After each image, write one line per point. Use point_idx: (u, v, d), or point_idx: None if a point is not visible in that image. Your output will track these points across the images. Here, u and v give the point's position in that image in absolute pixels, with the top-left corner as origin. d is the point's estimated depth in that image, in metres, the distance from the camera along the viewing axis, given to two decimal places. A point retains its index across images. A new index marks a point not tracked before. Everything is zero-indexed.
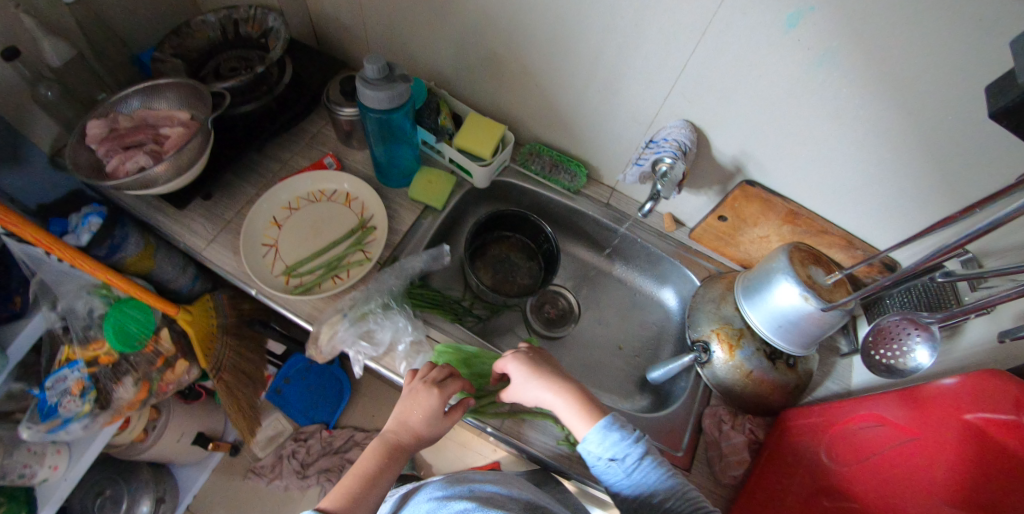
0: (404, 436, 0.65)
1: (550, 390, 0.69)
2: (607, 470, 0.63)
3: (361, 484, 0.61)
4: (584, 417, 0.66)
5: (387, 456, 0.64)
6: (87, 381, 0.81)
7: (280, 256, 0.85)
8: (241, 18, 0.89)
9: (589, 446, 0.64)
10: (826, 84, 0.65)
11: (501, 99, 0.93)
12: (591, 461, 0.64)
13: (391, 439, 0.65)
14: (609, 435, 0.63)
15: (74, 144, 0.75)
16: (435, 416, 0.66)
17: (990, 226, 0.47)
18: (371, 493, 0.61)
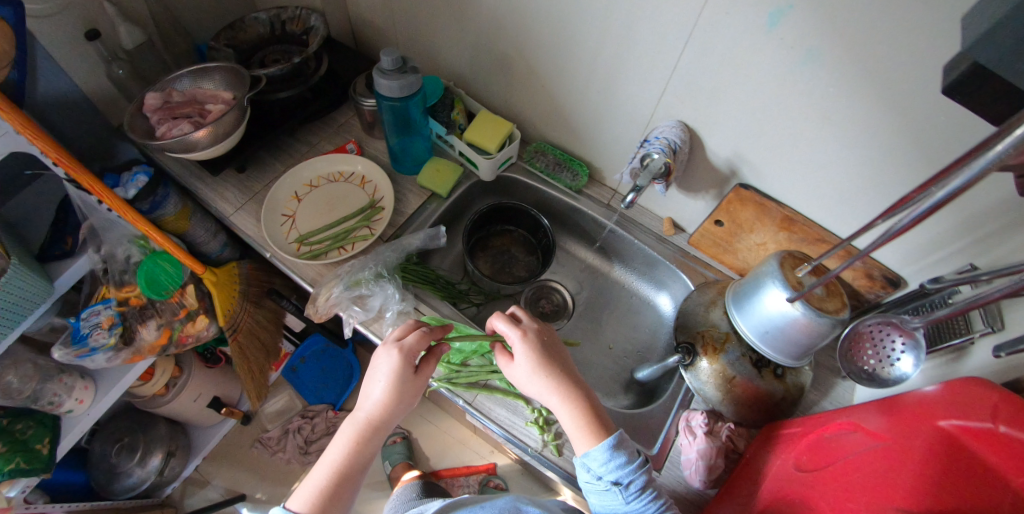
0: (372, 414, 0.67)
1: (556, 397, 0.68)
2: (600, 494, 0.62)
3: (332, 476, 0.64)
4: (584, 431, 0.65)
5: (357, 441, 0.66)
6: (117, 318, 0.93)
7: (295, 226, 0.92)
8: (288, 17, 1.00)
9: (592, 462, 0.62)
10: (813, 83, 0.65)
11: (512, 99, 0.98)
12: (585, 476, 0.64)
13: (360, 422, 0.67)
14: (614, 458, 0.62)
15: (133, 112, 0.87)
16: (399, 382, 0.67)
17: (935, 206, 0.47)
18: (345, 483, 0.64)
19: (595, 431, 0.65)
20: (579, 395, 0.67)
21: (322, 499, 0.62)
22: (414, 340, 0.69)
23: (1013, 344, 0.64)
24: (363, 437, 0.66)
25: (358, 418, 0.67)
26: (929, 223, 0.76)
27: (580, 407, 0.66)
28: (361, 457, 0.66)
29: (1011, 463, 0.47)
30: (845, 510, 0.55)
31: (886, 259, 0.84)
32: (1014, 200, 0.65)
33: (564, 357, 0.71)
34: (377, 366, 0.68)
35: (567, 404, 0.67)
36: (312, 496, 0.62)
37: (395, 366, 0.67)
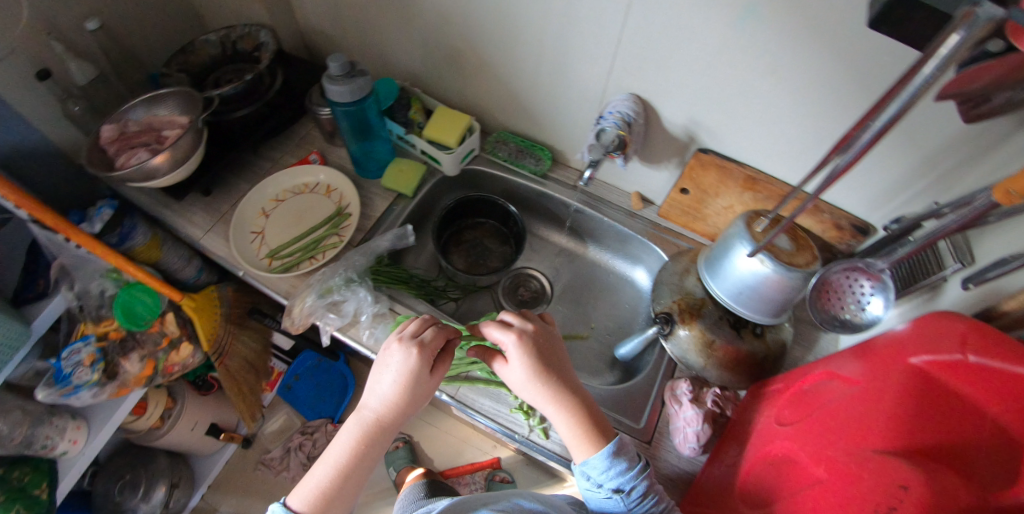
0: (380, 414, 0.66)
1: (552, 407, 0.66)
2: (601, 500, 0.64)
3: (333, 476, 0.64)
4: (583, 439, 0.65)
5: (363, 440, 0.66)
6: (97, 354, 0.92)
7: (265, 241, 0.92)
8: (238, 35, 1.00)
9: (592, 472, 0.64)
10: (755, 39, 0.65)
11: (469, 92, 0.98)
12: (584, 483, 0.65)
13: (366, 420, 0.66)
14: (613, 468, 0.63)
15: (91, 147, 0.87)
16: (409, 383, 0.66)
17: (876, 135, 0.46)
18: (345, 485, 0.65)
19: (592, 440, 0.65)
20: (578, 405, 0.66)
21: (323, 499, 0.63)
22: (430, 336, 0.68)
23: (981, 275, 0.65)
24: (368, 438, 0.66)
25: (365, 415, 0.66)
26: (889, 166, 0.76)
27: (580, 416, 0.66)
28: (365, 458, 0.66)
29: (987, 393, 0.48)
30: (826, 457, 0.54)
31: (853, 208, 0.84)
32: (968, 133, 0.65)
33: (563, 362, 0.69)
34: (387, 361, 0.67)
35: (565, 414, 0.66)
36: (313, 496, 0.63)
37: (406, 367, 0.66)
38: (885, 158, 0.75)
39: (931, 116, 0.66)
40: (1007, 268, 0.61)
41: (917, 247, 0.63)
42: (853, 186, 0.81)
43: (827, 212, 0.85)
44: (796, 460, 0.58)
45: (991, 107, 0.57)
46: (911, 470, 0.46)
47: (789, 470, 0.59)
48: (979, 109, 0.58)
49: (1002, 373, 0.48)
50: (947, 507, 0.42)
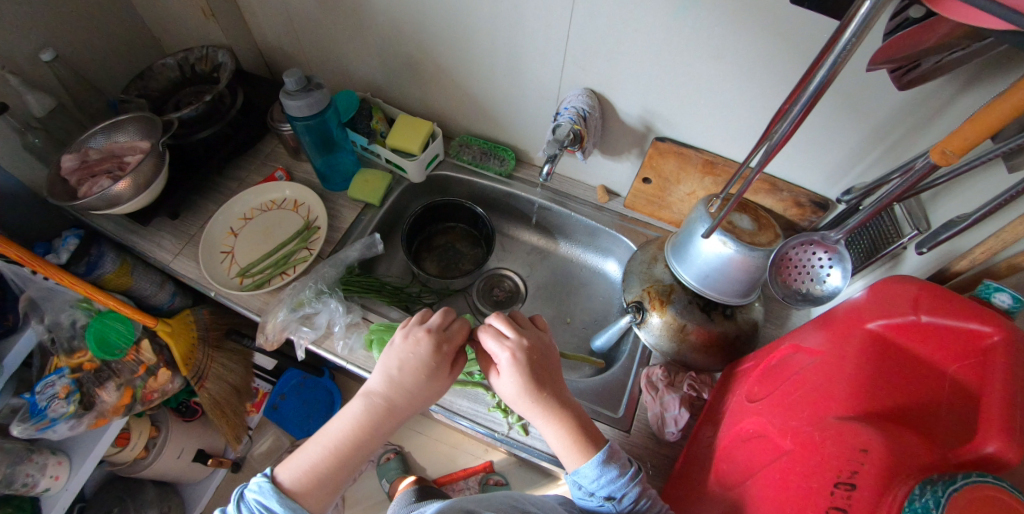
0: (389, 399, 0.66)
1: (539, 418, 0.67)
2: (593, 507, 0.64)
3: (324, 456, 0.65)
4: (570, 444, 0.66)
5: (362, 423, 0.65)
6: (73, 385, 0.91)
7: (235, 260, 0.92)
8: (195, 57, 1.00)
9: (585, 481, 0.64)
10: (697, 25, 0.67)
11: (430, 98, 0.99)
12: (574, 492, 0.66)
13: (369, 403, 0.66)
14: (604, 478, 0.63)
15: (51, 177, 0.87)
16: (419, 372, 0.66)
17: (811, 100, 0.47)
18: (334, 466, 0.65)
19: (586, 446, 0.65)
20: (568, 413, 0.67)
21: (312, 477, 0.64)
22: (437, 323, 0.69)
23: (934, 237, 0.64)
24: (366, 421, 0.65)
25: (369, 399, 0.66)
26: (839, 141, 0.78)
27: (568, 422, 0.66)
28: (360, 443, 0.66)
29: (941, 352, 0.50)
30: (792, 429, 0.54)
31: (811, 184, 0.86)
32: (908, 102, 0.67)
33: (555, 373, 0.69)
34: (398, 347, 0.67)
35: (551, 423, 0.66)
36: (300, 472, 0.64)
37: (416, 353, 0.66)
38: (835, 133, 0.77)
39: (873, 88, 0.68)
40: (956, 228, 0.60)
41: (867, 215, 0.63)
42: (808, 163, 0.83)
43: (786, 191, 0.86)
44: (763, 434, 0.58)
45: (922, 72, 0.58)
46: (871, 433, 0.46)
47: (757, 447, 0.58)
48: (910, 75, 0.60)
49: (956, 330, 0.50)
50: (908, 463, 0.42)
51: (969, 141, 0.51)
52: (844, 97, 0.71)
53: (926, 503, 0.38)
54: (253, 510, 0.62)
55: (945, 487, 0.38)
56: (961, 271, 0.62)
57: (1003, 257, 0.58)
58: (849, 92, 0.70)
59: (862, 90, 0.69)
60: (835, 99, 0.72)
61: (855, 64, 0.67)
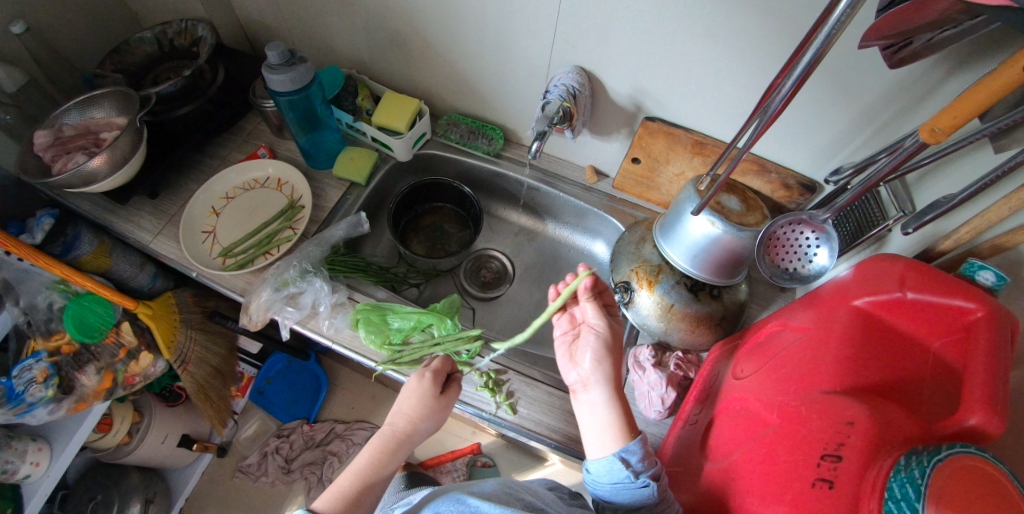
0: (401, 428, 0.69)
1: (603, 391, 0.63)
2: (628, 491, 0.58)
3: (354, 482, 0.65)
4: (614, 426, 0.61)
5: (381, 451, 0.68)
6: (51, 369, 0.88)
7: (217, 240, 0.90)
8: (174, 31, 0.97)
9: (634, 458, 0.58)
10: (689, 2, 0.66)
11: (418, 76, 0.98)
12: (613, 473, 0.59)
13: (385, 434, 0.69)
14: (646, 458, 0.59)
15: (23, 154, 0.84)
16: (427, 402, 0.70)
17: (801, 77, 0.46)
18: (366, 492, 0.64)
19: (626, 429, 0.61)
20: (623, 395, 0.63)
21: (344, 500, 0.63)
22: (439, 364, 0.73)
23: (918, 218, 0.63)
24: (387, 449, 0.68)
25: (386, 432, 0.69)
26: (829, 123, 0.77)
27: (623, 405, 0.62)
28: (384, 469, 0.67)
29: (926, 329, 0.51)
30: (778, 404, 0.53)
31: (799, 165, 0.86)
32: (898, 83, 0.67)
33: (620, 347, 0.66)
34: (407, 387, 0.72)
35: (611, 401, 0.62)
36: (334, 498, 0.63)
37: (422, 390, 0.70)
38: (825, 114, 0.76)
39: (865, 67, 0.67)
40: (942, 208, 0.60)
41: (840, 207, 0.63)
42: (797, 144, 0.83)
43: (774, 172, 0.86)
44: (749, 410, 0.58)
45: (913, 50, 0.58)
46: (857, 406, 0.45)
47: (743, 422, 0.58)
48: (902, 52, 0.59)
49: (940, 307, 0.50)
50: (893, 437, 0.42)
51: (957, 119, 0.51)
52: (835, 76, 0.71)
53: (912, 474, 0.37)
54: None
55: (931, 458, 0.37)
56: (946, 251, 0.62)
57: (986, 237, 0.58)
58: (840, 71, 0.70)
59: (854, 70, 0.69)
60: (825, 79, 0.72)
61: (846, 43, 0.66)
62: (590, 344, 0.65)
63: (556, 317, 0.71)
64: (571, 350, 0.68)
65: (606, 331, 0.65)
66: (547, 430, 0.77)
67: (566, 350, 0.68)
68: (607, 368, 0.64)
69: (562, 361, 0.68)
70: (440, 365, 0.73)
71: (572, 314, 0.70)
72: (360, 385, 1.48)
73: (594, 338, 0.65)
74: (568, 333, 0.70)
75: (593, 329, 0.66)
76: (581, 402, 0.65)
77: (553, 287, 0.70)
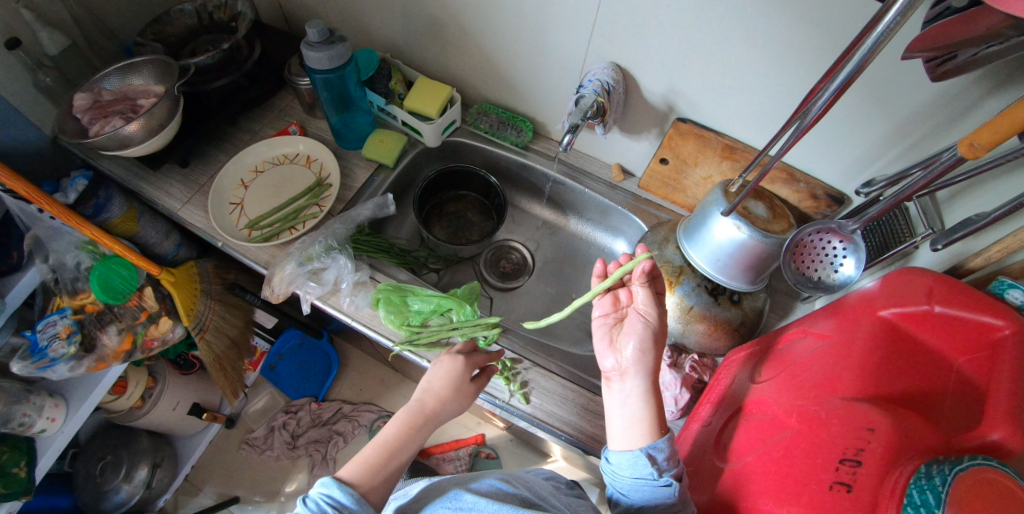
0: (431, 404, 0.67)
1: (641, 384, 0.62)
2: (651, 489, 0.58)
3: (380, 451, 0.62)
4: (645, 421, 0.61)
5: (407, 426, 0.65)
6: (74, 326, 0.91)
7: (244, 212, 0.91)
8: (214, 5, 0.99)
9: (660, 456, 0.59)
10: (731, 4, 0.65)
11: (451, 64, 0.98)
12: (636, 469, 0.59)
13: (411, 409, 0.66)
14: (672, 456, 0.59)
15: (63, 115, 0.86)
16: (455, 382, 0.69)
17: (844, 83, 0.46)
18: (392, 464, 0.61)
19: (656, 426, 0.61)
20: (658, 391, 0.63)
21: (371, 470, 0.60)
22: (468, 347, 0.74)
23: (947, 235, 0.63)
24: (415, 422, 0.65)
25: (412, 406, 0.67)
26: (864, 135, 0.76)
27: (657, 400, 0.62)
28: (413, 443, 0.64)
29: (952, 344, 0.51)
30: (796, 408, 0.53)
31: (829, 176, 0.85)
32: (937, 99, 0.66)
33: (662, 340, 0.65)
34: (436, 366, 0.71)
35: (648, 394, 0.61)
36: (360, 467, 0.60)
37: (452, 369, 0.70)
38: (859, 125, 0.75)
39: (905, 79, 0.67)
40: (972, 227, 0.59)
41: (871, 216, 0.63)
42: (828, 154, 0.82)
43: (803, 182, 0.86)
44: (766, 415, 0.57)
45: (956, 65, 0.56)
46: (879, 412, 0.45)
47: (758, 425, 0.58)
48: (945, 66, 0.57)
49: (967, 322, 0.50)
50: (913, 446, 0.42)
51: (997, 136, 0.50)
52: (873, 87, 0.70)
53: (933, 482, 0.37)
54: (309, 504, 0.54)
55: (952, 467, 0.37)
56: (975, 268, 0.61)
57: (1017, 257, 0.57)
58: (879, 82, 0.69)
59: (892, 82, 0.68)
60: (863, 91, 0.71)
61: (888, 55, 0.65)
62: (637, 331, 0.63)
63: (597, 297, 0.69)
64: (611, 334, 0.66)
65: (654, 320, 0.64)
66: (559, 422, 0.77)
67: (606, 333, 0.67)
68: (648, 360, 0.62)
69: (600, 344, 0.66)
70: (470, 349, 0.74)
71: (616, 297, 0.68)
72: (368, 368, 1.50)
73: (641, 326, 0.64)
74: (609, 315, 0.68)
75: (641, 316, 0.65)
76: (613, 390, 0.64)
77: (602, 263, 0.69)
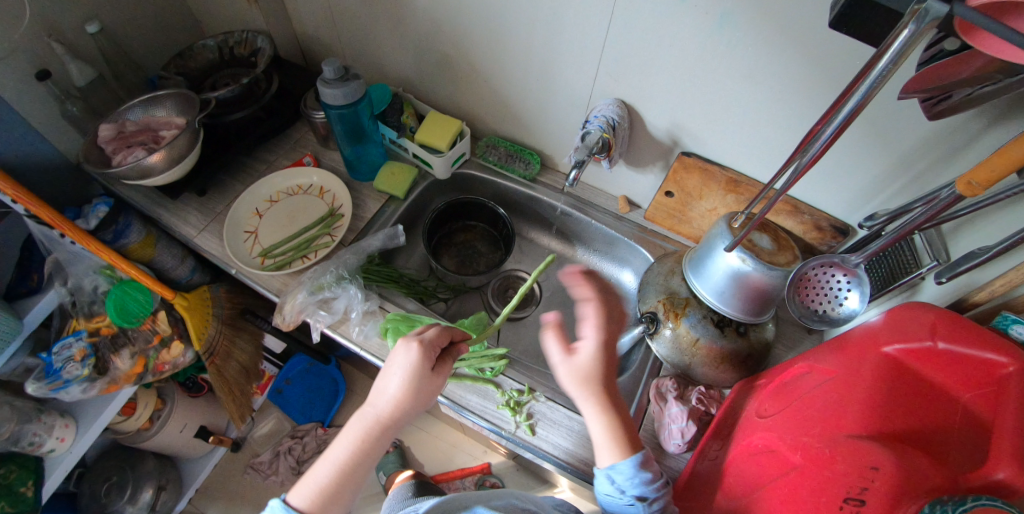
0: (385, 413, 0.63)
1: (593, 408, 0.63)
2: (622, 507, 0.62)
3: (333, 475, 0.61)
4: (609, 444, 0.63)
5: (364, 440, 0.62)
6: (89, 349, 0.93)
7: (258, 240, 0.94)
8: (235, 41, 1.03)
9: (619, 477, 0.61)
10: (731, 45, 0.68)
11: (460, 98, 1.01)
12: (606, 487, 0.63)
13: (368, 420, 0.63)
14: (638, 477, 0.61)
15: (88, 144, 0.89)
16: (415, 382, 0.64)
17: (841, 125, 0.47)
18: (346, 485, 0.61)
19: (622, 446, 0.63)
20: (616, 415, 0.63)
21: (324, 496, 0.60)
22: (433, 335, 0.67)
23: (952, 268, 0.62)
24: (368, 438, 0.62)
25: (367, 418, 0.63)
26: (866, 171, 0.78)
27: (615, 424, 0.63)
28: (367, 460, 0.63)
29: (956, 380, 0.49)
30: (802, 444, 0.53)
31: (832, 209, 0.86)
32: (934, 137, 0.68)
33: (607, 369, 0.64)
34: (395, 361, 0.65)
35: (603, 418, 0.63)
36: (314, 494, 0.60)
37: (413, 366, 0.64)
38: (860, 161, 0.77)
39: (902, 115, 0.68)
40: (977, 260, 0.59)
41: (873, 250, 0.63)
42: (830, 189, 0.84)
43: (807, 214, 0.87)
44: (773, 452, 0.56)
45: (952, 104, 0.57)
46: (883, 451, 0.45)
47: (766, 461, 0.57)
48: (941, 105, 0.58)
49: (971, 360, 0.48)
50: (917, 487, 0.41)
51: (994, 174, 0.50)
52: (872, 124, 0.71)
53: None
54: None
55: (955, 506, 0.37)
56: (979, 302, 0.60)
57: (1022, 291, 0.57)
58: (877, 119, 0.70)
59: (890, 120, 0.69)
60: (862, 128, 0.73)
61: (885, 96, 0.67)
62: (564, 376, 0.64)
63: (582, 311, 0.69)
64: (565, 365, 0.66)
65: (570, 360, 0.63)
66: (567, 455, 0.77)
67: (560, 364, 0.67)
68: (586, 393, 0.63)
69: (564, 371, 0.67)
70: (438, 336, 0.68)
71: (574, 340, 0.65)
72: None
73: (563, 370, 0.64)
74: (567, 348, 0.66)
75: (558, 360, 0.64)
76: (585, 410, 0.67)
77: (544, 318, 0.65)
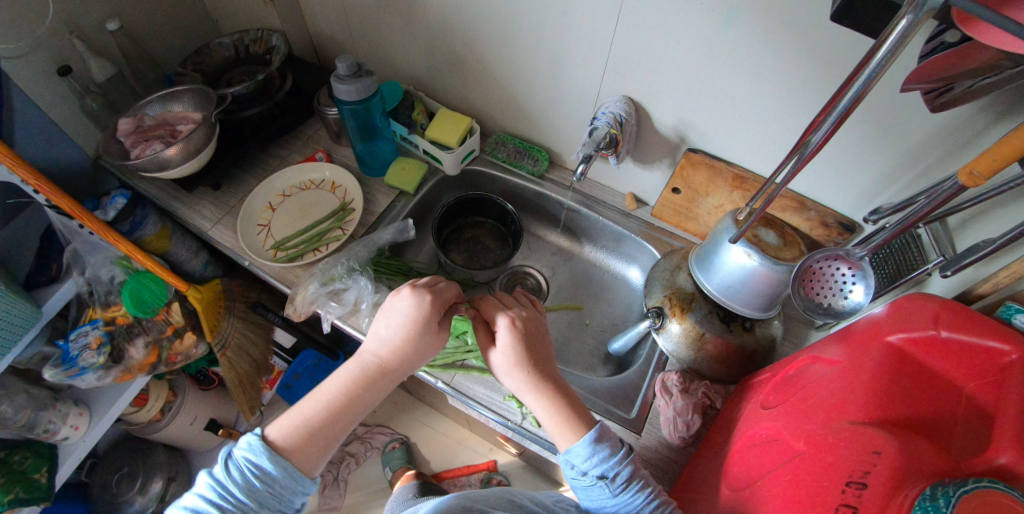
0: (382, 358, 0.67)
1: (533, 394, 0.68)
2: (589, 490, 0.63)
3: (319, 413, 0.63)
4: (562, 425, 0.66)
5: (357, 383, 0.65)
6: (104, 337, 0.95)
7: (271, 233, 0.95)
8: (251, 39, 1.05)
9: (576, 461, 0.63)
10: (737, 41, 0.69)
11: (470, 95, 1.03)
12: (570, 473, 0.65)
13: (366, 365, 0.66)
14: (596, 455, 0.62)
15: (108, 138, 0.92)
16: (412, 333, 0.67)
17: (841, 116, 0.48)
18: (330, 425, 0.63)
19: (574, 426, 0.65)
20: (553, 394, 0.67)
21: (305, 431, 0.62)
22: (443, 288, 0.71)
23: (958, 260, 0.62)
24: (361, 382, 0.66)
25: (363, 362, 0.67)
26: (872, 167, 0.78)
27: (561, 404, 0.66)
28: (356, 406, 0.65)
29: (962, 371, 0.49)
30: (805, 433, 0.53)
31: (839, 206, 0.87)
32: (940, 134, 0.69)
33: (541, 355, 0.69)
34: (392, 308, 0.69)
35: (544, 402, 0.67)
36: (295, 429, 0.62)
37: (415, 313, 0.68)
38: (865, 158, 0.78)
39: (908, 111, 0.69)
40: (982, 252, 0.59)
41: (880, 242, 0.64)
42: (836, 186, 0.84)
43: (814, 211, 0.88)
44: (777, 441, 0.57)
45: (954, 96, 0.57)
46: (885, 436, 0.45)
47: (770, 450, 0.58)
48: (943, 97, 0.58)
49: (972, 348, 0.49)
50: (919, 470, 0.41)
51: (996, 163, 0.51)
52: (877, 121, 0.72)
53: (937, 503, 0.37)
54: (240, 468, 0.58)
55: (956, 488, 0.38)
56: (983, 295, 0.61)
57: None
58: (883, 116, 0.71)
59: (896, 116, 0.70)
60: (868, 125, 0.73)
61: (891, 93, 0.68)
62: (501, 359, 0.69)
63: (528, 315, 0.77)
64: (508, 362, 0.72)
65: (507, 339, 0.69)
66: None
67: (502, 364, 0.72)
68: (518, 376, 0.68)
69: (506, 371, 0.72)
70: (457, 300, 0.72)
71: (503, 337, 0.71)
72: None
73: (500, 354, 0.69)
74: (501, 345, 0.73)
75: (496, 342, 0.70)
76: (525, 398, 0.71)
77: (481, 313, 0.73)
